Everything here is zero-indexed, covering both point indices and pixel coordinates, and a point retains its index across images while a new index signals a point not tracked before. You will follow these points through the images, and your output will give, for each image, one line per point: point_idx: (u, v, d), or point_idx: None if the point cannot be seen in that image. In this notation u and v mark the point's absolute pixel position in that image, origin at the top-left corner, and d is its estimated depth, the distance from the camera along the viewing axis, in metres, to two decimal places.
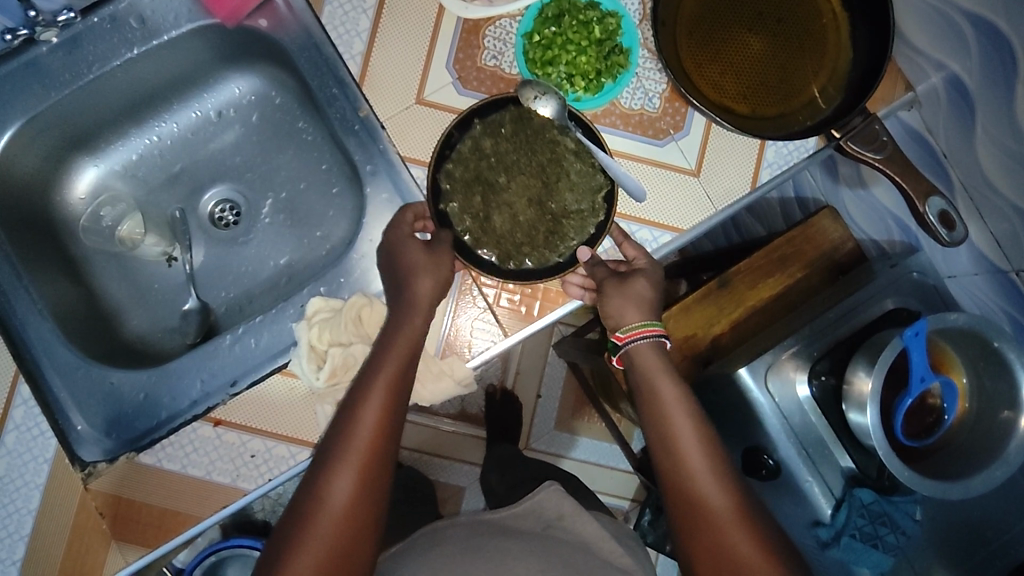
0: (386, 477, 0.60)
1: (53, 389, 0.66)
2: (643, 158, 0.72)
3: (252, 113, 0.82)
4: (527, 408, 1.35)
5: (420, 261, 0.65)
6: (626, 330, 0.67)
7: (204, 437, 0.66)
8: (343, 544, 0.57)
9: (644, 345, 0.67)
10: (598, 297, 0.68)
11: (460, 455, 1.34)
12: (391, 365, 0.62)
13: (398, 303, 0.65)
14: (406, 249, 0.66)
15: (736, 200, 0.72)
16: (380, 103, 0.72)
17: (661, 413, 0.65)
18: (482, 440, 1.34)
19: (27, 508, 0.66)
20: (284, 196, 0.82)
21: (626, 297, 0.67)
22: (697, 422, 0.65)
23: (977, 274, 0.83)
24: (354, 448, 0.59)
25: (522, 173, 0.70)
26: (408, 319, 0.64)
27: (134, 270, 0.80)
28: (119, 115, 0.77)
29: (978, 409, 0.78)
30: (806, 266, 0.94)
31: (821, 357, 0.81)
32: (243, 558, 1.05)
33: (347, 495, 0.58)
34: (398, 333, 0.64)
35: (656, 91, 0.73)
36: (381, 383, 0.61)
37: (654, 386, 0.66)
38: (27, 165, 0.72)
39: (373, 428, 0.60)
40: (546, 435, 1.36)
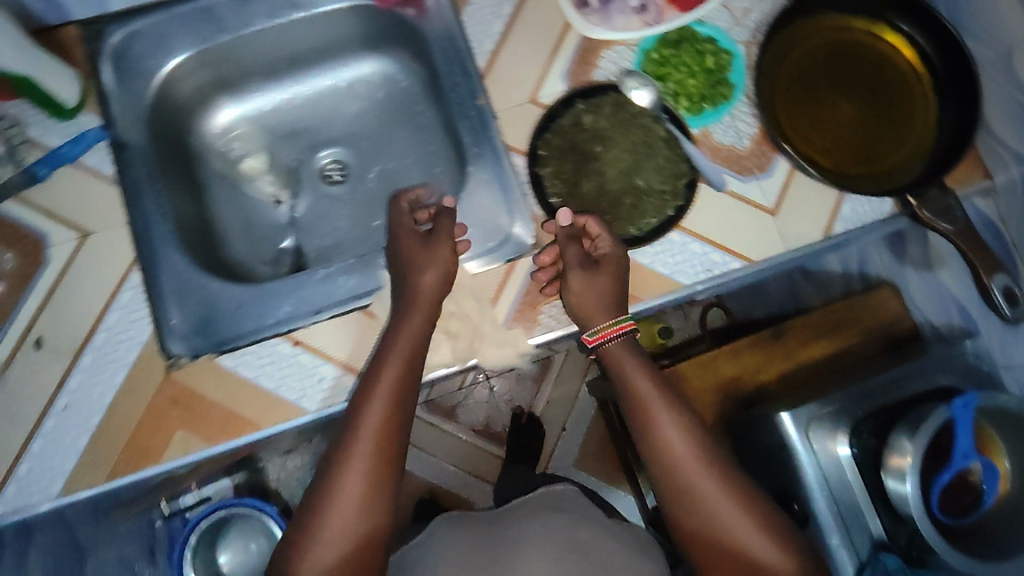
0: (398, 451, 0.65)
1: (161, 282, 0.73)
2: (726, 188, 0.76)
3: (379, 90, 0.91)
4: (550, 438, 1.38)
5: (421, 267, 0.71)
6: (592, 332, 0.71)
7: (282, 353, 0.72)
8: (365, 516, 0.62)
9: (612, 345, 0.72)
10: (578, 310, 0.71)
11: (476, 469, 1.38)
12: (398, 360, 0.67)
13: (401, 306, 0.70)
14: (410, 259, 0.73)
15: (807, 245, 0.76)
16: (498, 95, 0.79)
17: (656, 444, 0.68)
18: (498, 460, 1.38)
19: (112, 381, 0.71)
20: (390, 167, 0.91)
21: (602, 311, 0.71)
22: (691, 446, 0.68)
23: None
24: (364, 434, 0.64)
25: (613, 150, 0.78)
26: (407, 315, 0.69)
27: (244, 203, 0.88)
28: (266, 69, 0.87)
29: (1020, 494, 0.78)
30: (861, 333, 0.97)
31: (864, 418, 0.83)
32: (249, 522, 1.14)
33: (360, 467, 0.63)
34: (406, 322, 0.69)
35: (746, 132, 0.78)
36: (389, 371, 0.66)
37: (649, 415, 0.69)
38: (183, 93, 0.83)
39: (382, 407, 0.65)
40: (565, 469, 1.38)
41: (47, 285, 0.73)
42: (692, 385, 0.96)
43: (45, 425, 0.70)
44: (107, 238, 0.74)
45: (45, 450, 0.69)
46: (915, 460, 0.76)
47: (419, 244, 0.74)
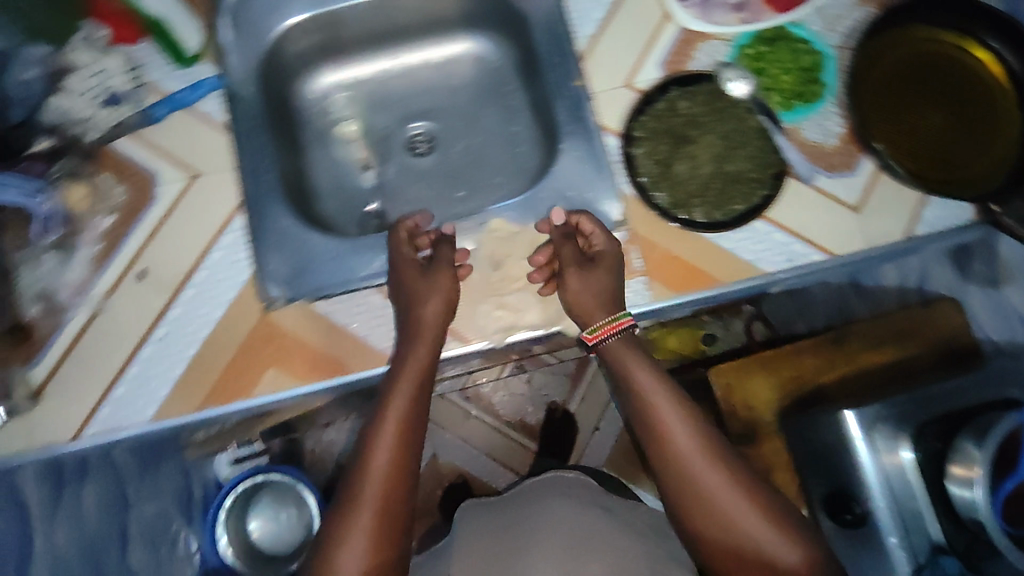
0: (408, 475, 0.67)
1: (265, 227, 0.77)
2: (813, 183, 0.78)
3: (472, 69, 0.94)
4: (582, 436, 1.41)
5: (423, 298, 0.71)
6: (592, 330, 0.73)
7: (373, 304, 0.75)
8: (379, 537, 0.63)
9: (612, 342, 0.73)
10: (578, 308, 0.74)
11: (507, 461, 1.41)
12: (404, 392, 0.69)
13: (404, 339, 0.71)
14: (412, 291, 0.72)
15: (888, 245, 0.78)
16: (596, 77, 0.81)
17: (664, 445, 0.69)
18: (525, 454, 1.41)
19: (211, 316, 0.73)
20: (475, 143, 0.94)
21: (602, 309, 0.73)
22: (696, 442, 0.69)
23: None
24: (375, 458, 0.66)
25: (706, 136, 0.80)
26: (410, 349, 0.70)
27: (335, 165, 0.91)
28: (367, 38, 0.91)
29: None
30: (923, 345, 0.97)
31: (928, 423, 0.83)
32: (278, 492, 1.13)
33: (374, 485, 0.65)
34: (412, 358, 0.70)
35: (835, 131, 0.80)
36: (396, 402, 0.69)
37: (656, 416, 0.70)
38: (291, 54, 0.86)
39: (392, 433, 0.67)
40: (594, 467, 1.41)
41: (154, 220, 0.75)
42: (750, 384, 0.97)
43: (143, 352, 0.73)
44: (214, 181, 0.77)
45: (141, 375, 0.72)
46: (983, 470, 0.76)
47: (418, 272, 0.74)
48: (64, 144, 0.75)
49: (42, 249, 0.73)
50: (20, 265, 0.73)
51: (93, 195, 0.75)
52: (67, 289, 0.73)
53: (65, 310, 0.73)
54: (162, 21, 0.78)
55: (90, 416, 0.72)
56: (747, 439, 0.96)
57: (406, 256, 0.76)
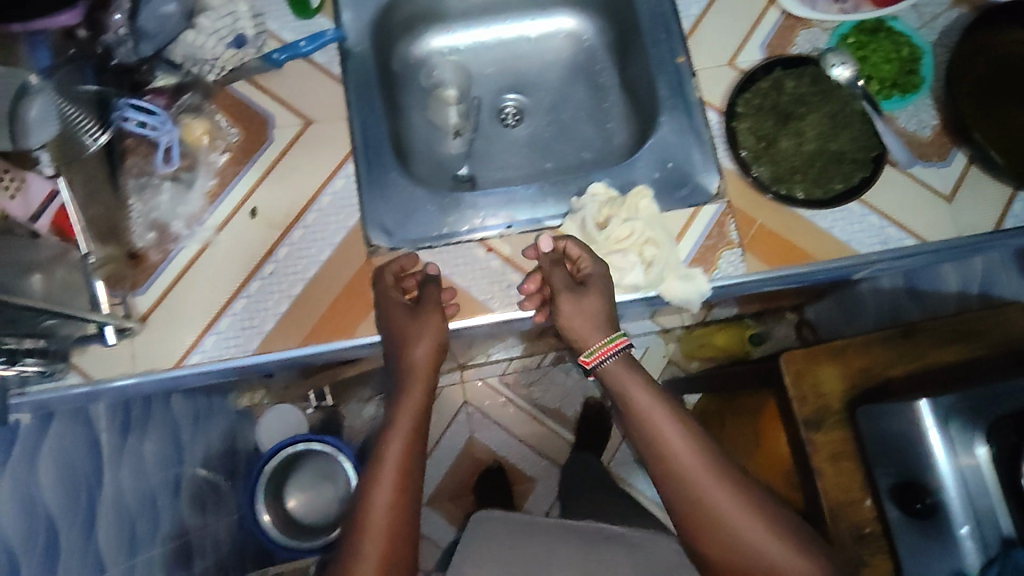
0: (414, 487, 0.67)
1: (373, 177, 0.79)
2: (908, 170, 0.80)
3: (567, 47, 0.98)
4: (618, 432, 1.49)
5: (413, 339, 0.71)
6: (590, 354, 0.72)
7: (476, 257, 0.77)
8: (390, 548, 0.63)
9: (611, 362, 0.73)
10: (574, 333, 0.73)
11: (542, 448, 1.49)
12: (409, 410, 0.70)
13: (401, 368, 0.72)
14: (401, 330, 0.72)
15: (980, 235, 0.78)
16: (698, 55, 0.84)
17: (667, 461, 0.69)
18: (558, 443, 1.49)
19: (317, 258, 0.75)
20: (563, 117, 0.96)
21: (596, 333, 0.72)
22: (695, 453, 0.68)
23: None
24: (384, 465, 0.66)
25: (810, 115, 0.81)
26: (411, 375, 0.71)
27: (430, 128, 0.94)
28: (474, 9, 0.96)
29: None
30: (989, 346, 0.96)
31: (1002, 418, 0.81)
32: (322, 459, 1.24)
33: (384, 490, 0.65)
34: (407, 399, 0.71)
35: (930, 123, 0.82)
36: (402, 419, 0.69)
37: (655, 434, 0.69)
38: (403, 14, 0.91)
39: (399, 443, 0.68)
40: (627, 463, 1.48)
41: (267, 162, 0.78)
42: (817, 371, 0.98)
43: (250, 287, 0.74)
44: (326, 128, 0.80)
45: (245, 310, 0.74)
46: None
47: (407, 313, 0.72)
48: (187, 81, 0.78)
49: (160, 180, 0.76)
50: (134, 192, 0.76)
51: (211, 132, 0.78)
52: (180, 219, 0.75)
53: (176, 241, 0.75)
54: None
55: (192, 346, 0.73)
56: (813, 425, 0.96)
57: (391, 297, 0.73)
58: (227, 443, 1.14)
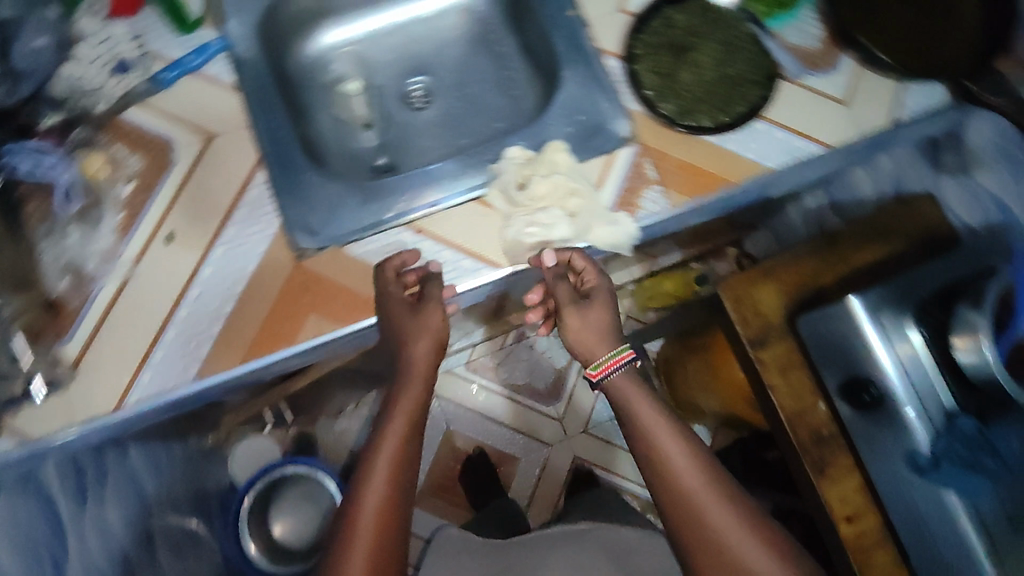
0: (403, 503, 0.65)
1: (288, 177, 0.77)
2: (803, 83, 0.83)
3: (462, 21, 0.98)
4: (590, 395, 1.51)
5: (412, 337, 0.72)
6: (596, 366, 0.73)
7: (404, 241, 0.77)
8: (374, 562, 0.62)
9: (618, 375, 0.72)
10: (581, 346, 0.75)
11: (519, 425, 1.49)
12: (397, 430, 0.68)
13: (399, 374, 0.72)
14: (401, 327, 0.72)
15: (876, 132, 0.83)
16: (589, 7, 0.85)
17: (667, 472, 0.67)
18: (533, 418, 1.50)
19: (242, 271, 0.73)
20: (468, 93, 0.96)
21: (602, 344, 0.74)
22: (707, 484, 0.66)
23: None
24: (370, 486, 0.65)
25: (701, 44, 0.83)
26: (405, 385, 0.71)
27: (339, 123, 0.93)
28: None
29: None
30: (905, 239, 1.00)
31: (928, 299, 0.88)
32: (303, 483, 1.22)
33: (370, 509, 0.63)
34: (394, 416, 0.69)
35: (816, 35, 0.86)
36: (390, 438, 0.67)
37: (670, 470, 0.67)
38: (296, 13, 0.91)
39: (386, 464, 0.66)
40: (603, 424, 1.50)
41: (175, 185, 0.75)
42: (756, 290, 0.98)
43: (179, 314, 0.72)
44: (228, 140, 0.78)
45: (180, 337, 0.71)
46: (987, 336, 0.83)
47: (409, 309, 0.72)
48: (76, 116, 0.76)
49: (65, 221, 0.73)
50: (41, 239, 0.72)
51: (111, 164, 0.75)
52: (94, 257, 0.73)
53: (94, 281, 0.72)
54: None
55: (131, 383, 0.71)
56: (759, 343, 0.95)
57: (394, 292, 0.72)
58: (197, 485, 1.10)
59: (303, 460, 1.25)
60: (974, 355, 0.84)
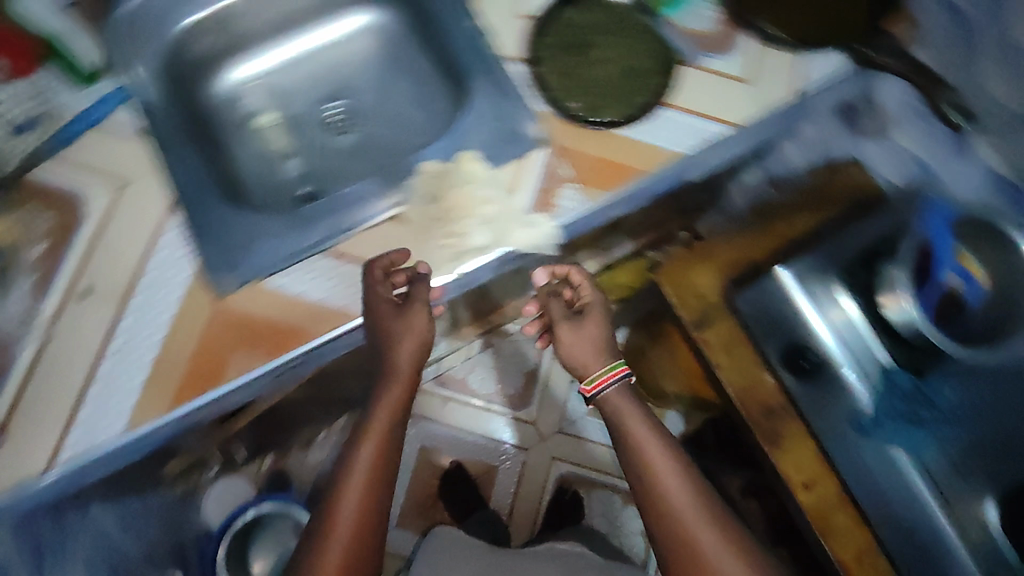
0: (382, 496, 0.70)
1: (199, 216, 0.76)
2: (703, 66, 0.85)
3: (367, 37, 0.96)
4: (561, 393, 1.49)
5: (398, 339, 0.73)
6: (591, 381, 0.80)
7: (325, 267, 0.76)
8: (352, 551, 0.67)
9: (611, 390, 0.80)
10: (575, 361, 0.83)
11: (494, 434, 1.47)
12: (381, 428, 0.71)
13: (383, 374, 0.74)
14: (386, 329, 0.73)
15: (781, 105, 0.84)
16: (488, 14, 0.85)
17: (654, 484, 0.75)
18: (507, 425, 1.48)
19: (162, 318, 0.73)
20: (380, 110, 0.93)
21: (596, 360, 0.81)
22: (694, 503, 0.74)
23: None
24: (353, 481, 0.69)
25: (600, 43, 0.85)
26: (390, 385, 0.73)
27: (257, 154, 0.91)
28: (271, 30, 0.95)
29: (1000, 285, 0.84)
30: (836, 203, 0.96)
31: (852, 261, 0.91)
32: (278, 521, 1.20)
33: (352, 502, 0.68)
34: (379, 410, 0.72)
35: (712, 18, 0.87)
36: (374, 436, 0.71)
37: (654, 481, 0.75)
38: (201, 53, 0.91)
39: (369, 460, 0.70)
40: (579, 421, 1.48)
41: (87, 239, 0.75)
42: (692, 274, 0.96)
43: (103, 367, 0.71)
44: (136, 187, 0.77)
45: (104, 391, 0.70)
46: (907, 290, 0.88)
47: (394, 312, 0.74)
48: None
49: None
50: None
51: (21, 226, 0.75)
52: (11, 322, 0.72)
53: (11, 346, 0.71)
54: (58, 37, 0.79)
55: (60, 443, 0.70)
56: (700, 325, 0.95)
57: (380, 293, 0.73)
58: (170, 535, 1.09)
59: (278, 497, 1.23)
60: (900, 310, 0.89)
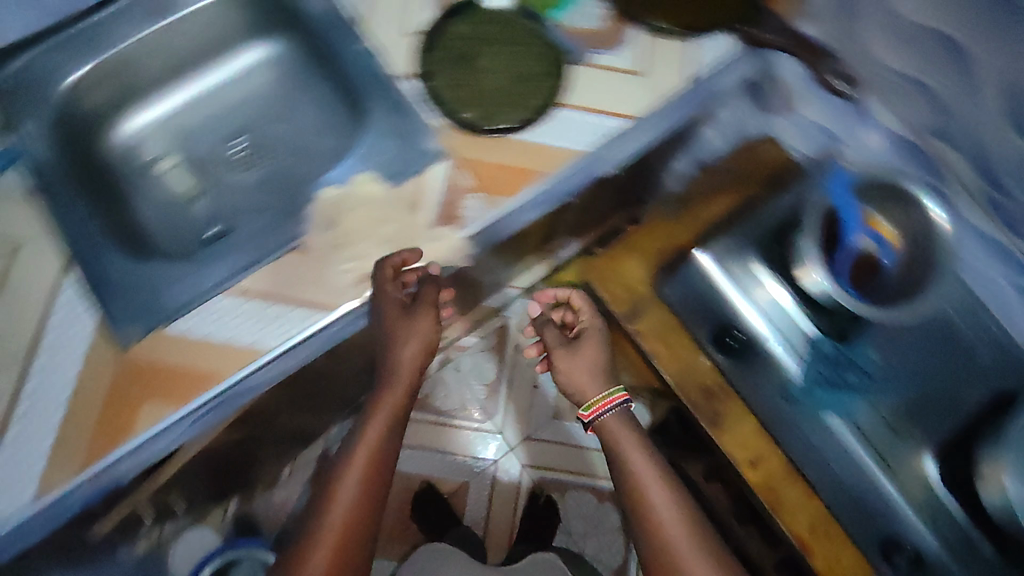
0: (379, 482, 0.81)
1: (101, 271, 0.76)
2: (594, 63, 0.85)
3: (266, 70, 0.95)
4: (525, 399, 1.48)
5: (404, 339, 0.81)
6: (588, 406, 0.86)
7: (229, 306, 0.74)
8: (347, 528, 0.77)
9: (609, 415, 0.86)
10: (573, 385, 0.88)
11: (460, 450, 1.46)
12: (380, 426, 0.82)
13: (384, 376, 0.84)
14: (393, 328, 0.79)
15: (675, 94, 0.85)
16: (376, 33, 0.84)
17: (641, 495, 0.81)
18: (475, 438, 1.46)
19: (63, 379, 0.70)
20: (289, 141, 0.93)
21: (594, 384, 0.87)
22: (681, 524, 0.80)
23: (936, 135, 0.83)
24: (352, 467, 0.80)
25: (488, 50, 0.85)
26: (391, 386, 0.83)
27: (164, 200, 0.90)
28: (167, 72, 0.94)
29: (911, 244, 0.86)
30: (750, 185, 1.03)
31: (767, 237, 0.92)
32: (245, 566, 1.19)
33: (351, 483, 0.79)
34: (381, 408, 0.83)
35: (599, 14, 0.87)
36: (375, 431, 0.82)
37: (638, 489, 0.82)
38: (94, 103, 0.90)
39: (370, 450, 0.81)
40: (546, 426, 1.47)
41: None
42: (621, 264, 1.01)
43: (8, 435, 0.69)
44: (28, 248, 0.75)
45: (11, 460, 0.68)
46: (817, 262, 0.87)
47: (402, 312, 0.79)
48: None
49: None
50: None
51: None
52: None
53: None
54: None
55: None
56: (632, 315, 0.98)
57: (390, 292, 0.76)
58: None
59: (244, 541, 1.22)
60: (816, 285, 0.87)
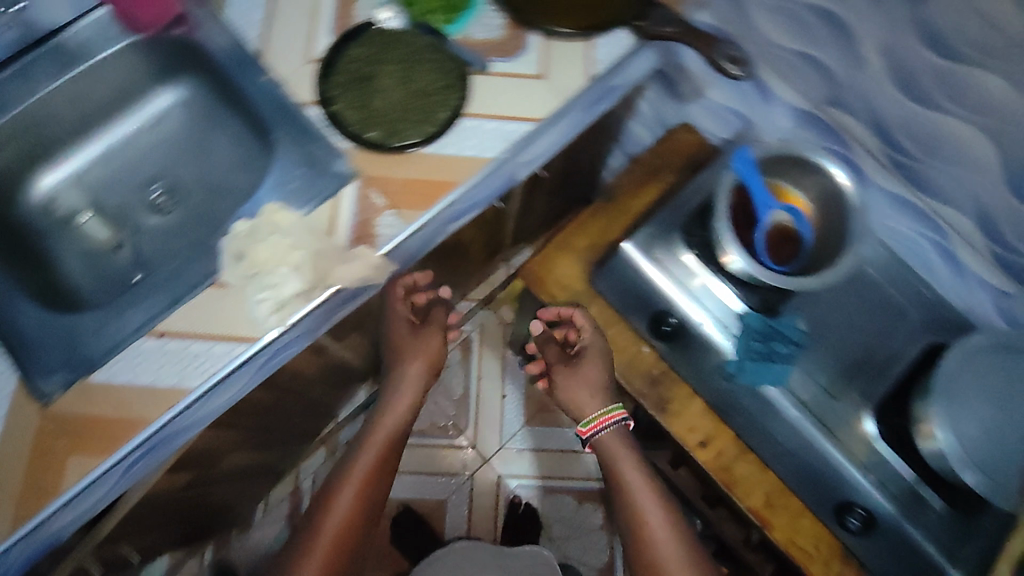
0: (371, 495, 0.93)
1: (19, 331, 0.75)
2: (494, 70, 0.87)
3: (179, 112, 0.96)
4: (493, 410, 1.49)
5: (412, 355, 1.00)
6: (586, 424, 0.94)
7: (149, 349, 0.74)
8: (341, 538, 0.88)
9: (605, 432, 0.94)
10: (574, 402, 0.96)
11: (434, 468, 1.45)
12: (378, 442, 0.96)
13: (388, 393, 1.00)
14: (402, 345, 1.01)
15: (577, 92, 0.87)
16: (277, 66, 0.85)
17: (631, 500, 0.91)
18: (447, 453, 1.46)
19: None
20: (209, 179, 0.94)
21: (595, 404, 0.94)
22: (669, 530, 0.89)
23: (832, 106, 0.87)
24: (350, 480, 0.91)
25: (387, 68, 0.85)
26: (393, 403, 0.99)
27: (88, 253, 0.90)
28: (76, 125, 0.93)
29: (824, 211, 0.88)
30: (675, 171, 1.04)
31: (687, 221, 0.94)
32: None
33: (348, 494, 0.90)
34: (380, 424, 0.97)
35: (497, 24, 0.89)
36: (371, 449, 0.95)
37: (626, 491, 0.91)
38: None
39: (366, 465, 0.93)
40: (519, 433, 1.47)
41: None
42: (556, 263, 1.00)
43: None
44: None
45: None
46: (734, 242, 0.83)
47: (412, 331, 1.01)
48: None
49: None
50: None
51: None
52: None
53: None
54: None
55: None
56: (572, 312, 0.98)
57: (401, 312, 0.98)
58: None
59: None
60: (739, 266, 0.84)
